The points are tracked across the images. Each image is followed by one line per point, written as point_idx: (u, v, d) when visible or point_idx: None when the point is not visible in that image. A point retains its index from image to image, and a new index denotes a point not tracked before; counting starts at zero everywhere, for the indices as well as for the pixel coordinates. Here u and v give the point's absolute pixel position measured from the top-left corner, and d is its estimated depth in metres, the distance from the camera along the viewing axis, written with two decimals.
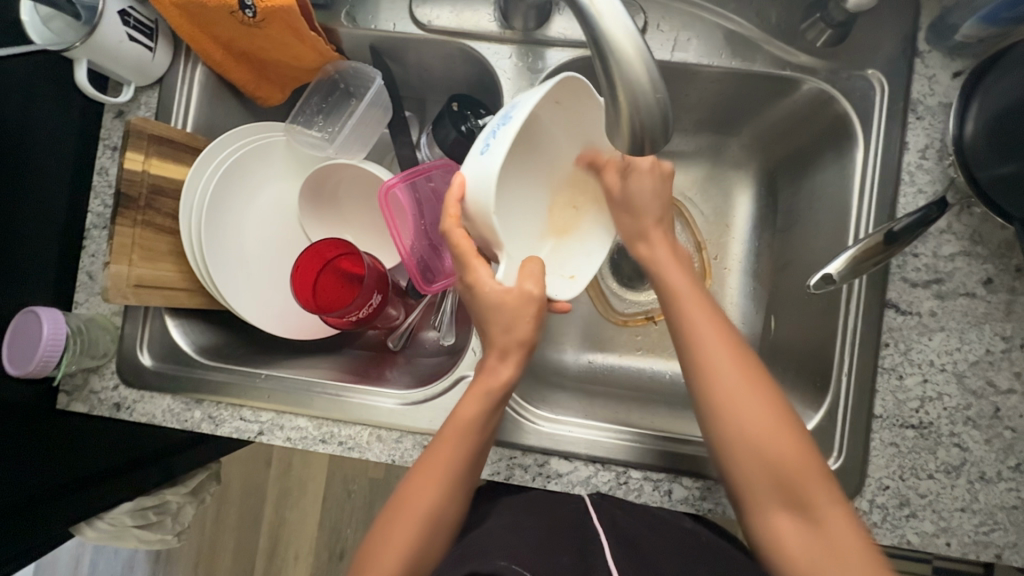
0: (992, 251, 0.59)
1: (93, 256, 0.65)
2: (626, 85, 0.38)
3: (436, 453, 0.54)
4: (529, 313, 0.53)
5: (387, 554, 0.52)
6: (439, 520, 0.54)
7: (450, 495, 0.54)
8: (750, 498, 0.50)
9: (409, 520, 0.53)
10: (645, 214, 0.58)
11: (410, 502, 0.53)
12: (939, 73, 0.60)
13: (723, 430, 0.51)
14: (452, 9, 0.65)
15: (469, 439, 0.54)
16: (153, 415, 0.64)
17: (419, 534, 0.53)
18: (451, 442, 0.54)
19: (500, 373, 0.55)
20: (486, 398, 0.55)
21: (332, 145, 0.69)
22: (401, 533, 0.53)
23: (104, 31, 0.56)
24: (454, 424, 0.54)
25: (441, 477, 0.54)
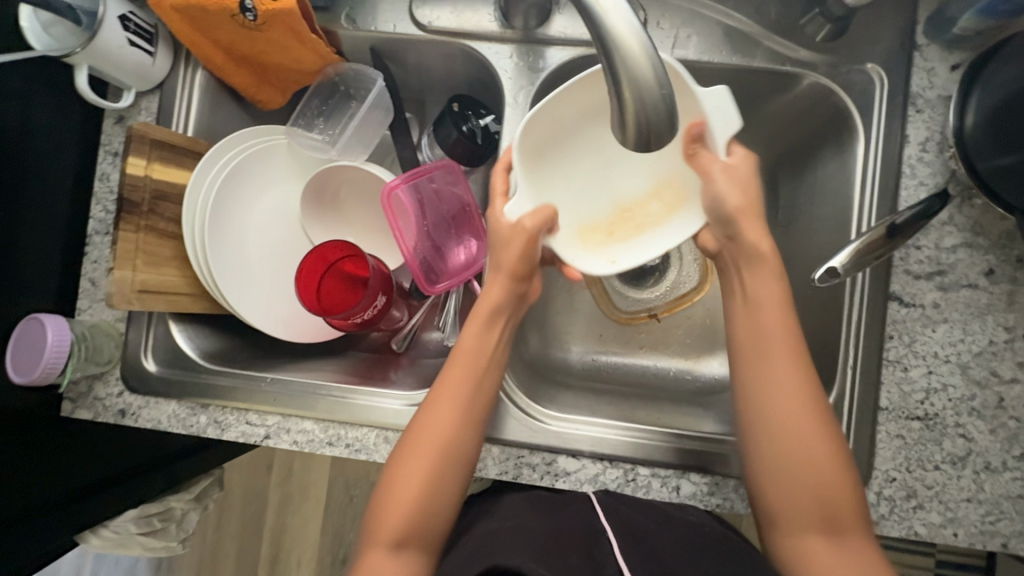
0: (993, 242, 0.59)
1: (96, 262, 0.65)
2: (632, 78, 0.38)
3: (446, 381, 0.57)
4: (518, 244, 0.55)
5: (404, 482, 0.54)
6: (454, 449, 0.55)
7: (463, 422, 0.55)
8: (774, 497, 0.51)
9: (423, 446, 0.54)
10: (726, 210, 0.53)
11: (424, 429, 0.55)
12: (938, 66, 0.60)
13: (749, 422, 0.53)
14: (452, 10, 0.65)
15: (474, 363, 0.57)
16: (158, 421, 0.64)
17: (434, 461, 0.54)
18: (460, 368, 0.57)
19: (497, 299, 0.58)
20: (489, 324, 0.58)
21: (335, 147, 0.69)
22: (417, 458, 0.54)
23: (105, 36, 0.56)
24: (461, 351, 0.57)
25: (454, 406, 0.55)
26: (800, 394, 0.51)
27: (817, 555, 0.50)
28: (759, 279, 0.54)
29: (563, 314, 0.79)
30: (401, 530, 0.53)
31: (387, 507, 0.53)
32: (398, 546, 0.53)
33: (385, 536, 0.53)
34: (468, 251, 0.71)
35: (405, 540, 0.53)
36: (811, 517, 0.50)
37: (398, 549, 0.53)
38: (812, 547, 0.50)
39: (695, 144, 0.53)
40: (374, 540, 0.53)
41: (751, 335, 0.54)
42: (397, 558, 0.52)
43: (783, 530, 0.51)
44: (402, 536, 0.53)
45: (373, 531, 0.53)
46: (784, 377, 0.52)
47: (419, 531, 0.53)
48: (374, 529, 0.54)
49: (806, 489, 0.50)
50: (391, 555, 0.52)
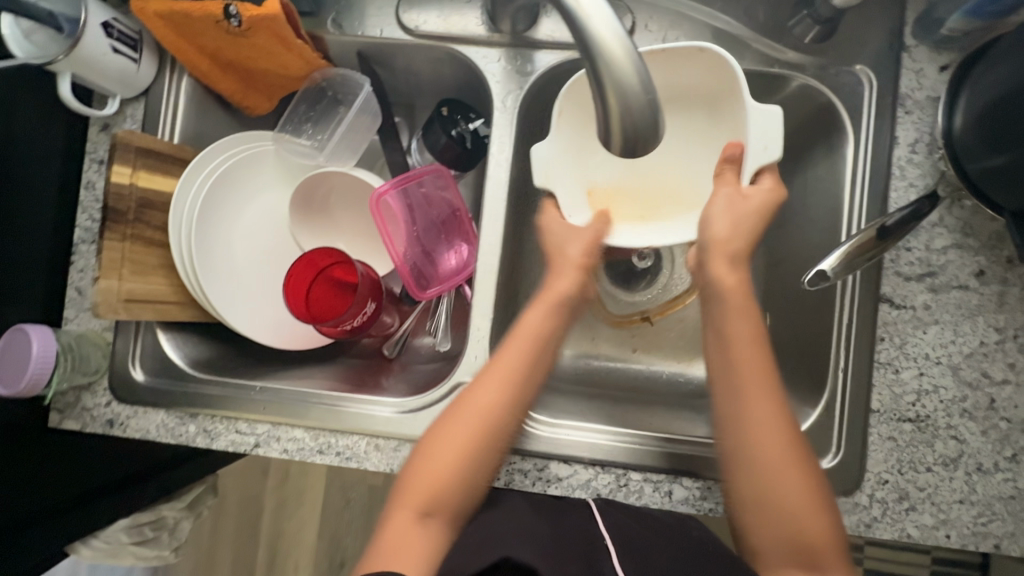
0: (983, 243, 0.59)
1: (82, 272, 0.64)
2: (616, 85, 0.38)
3: (499, 359, 0.57)
4: (587, 238, 0.59)
5: (445, 445, 0.55)
6: (497, 425, 0.55)
7: (511, 401, 0.56)
8: (754, 500, 0.51)
9: (468, 416, 0.55)
10: (707, 239, 0.55)
11: (471, 400, 0.56)
12: (926, 67, 0.60)
13: (731, 428, 0.52)
14: (439, 14, 0.65)
15: (533, 345, 0.58)
16: (146, 431, 0.63)
17: (477, 432, 0.55)
18: (514, 349, 0.57)
19: (563, 286, 0.59)
20: (547, 308, 0.59)
21: (323, 153, 0.69)
22: (462, 422, 0.55)
23: (86, 44, 0.55)
24: (517, 333, 0.58)
25: (505, 384, 0.56)
26: None
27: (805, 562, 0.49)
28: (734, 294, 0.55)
29: None
30: (432, 496, 0.53)
31: (421, 473, 0.54)
32: (426, 514, 0.53)
33: (415, 501, 0.53)
34: (459, 256, 0.71)
35: (434, 508, 0.53)
36: (800, 520, 0.50)
37: (425, 517, 0.53)
38: (788, 547, 0.50)
39: (727, 166, 0.55)
40: (402, 505, 0.54)
41: (743, 337, 0.53)
42: (423, 525, 0.53)
43: (761, 535, 0.51)
44: (432, 503, 0.53)
45: (403, 495, 0.54)
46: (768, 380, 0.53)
47: (449, 500, 0.54)
48: (404, 492, 0.54)
49: (796, 491, 0.50)
50: (417, 522, 0.53)
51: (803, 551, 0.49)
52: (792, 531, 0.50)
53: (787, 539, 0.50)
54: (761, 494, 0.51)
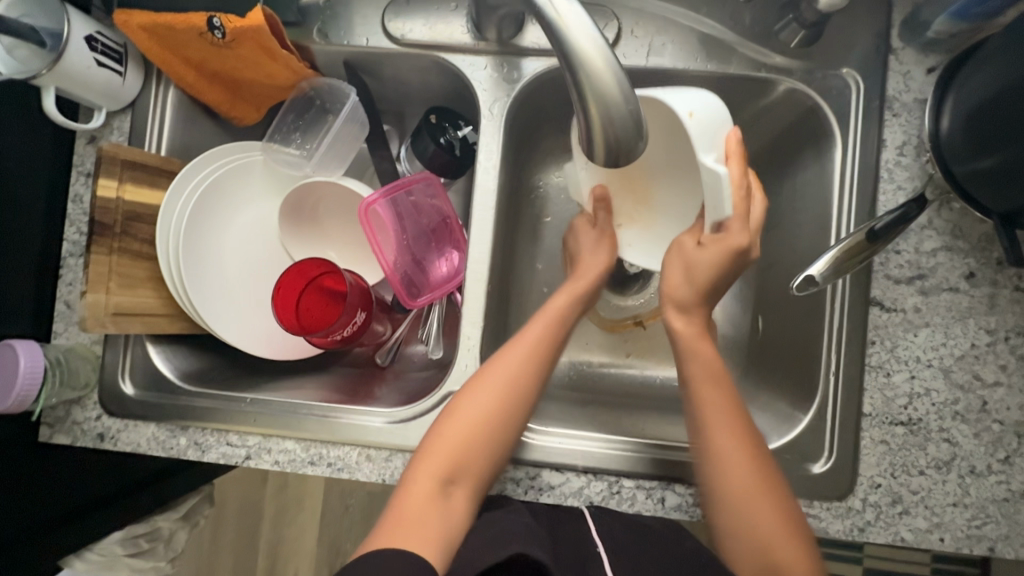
0: (973, 245, 0.59)
1: (71, 285, 0.64)
2: (597, 96, 0.38)
3: (526, 334, 0.59)
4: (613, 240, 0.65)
5: (471, 414, 0.55)
6: (524, 399, 0.56)
7: (537, 374, 0.57)
8: (737, 504, 0.51)
9: (495, 386, 0.56)
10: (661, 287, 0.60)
11: (498, 370, 0.57)
12: (913, 69, 0.60)
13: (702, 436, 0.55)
14: (425, 22, 0.65)
15: (562, 327, 0.61)
16: (137, 444, 0.63)
17: (504, 403, 0.55)
18: (541, 325, 0.60)
19: (588, 279, 0.63)
20: (571, 290, 0.62)
21: (311, 163, 0.69)
22: (488, 391, 0.56)
23: (71, 58, 0.55)
24: (543, 312, 0.61)
25: (533, 358, 0.58)
26: None
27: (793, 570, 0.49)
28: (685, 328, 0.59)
29: None
30: (456, 464, 0.53)
31: (446, 441, 0.54)
32: (449, 482, 0.52)
33: (439, 468, 0.53)
34: (450, 263, 0.71)
35: (457, 477, 0.52)
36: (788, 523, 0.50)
37: (448, 486, 0.52)
38: (760, 547, 0.50)
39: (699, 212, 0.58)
40: (423, 473, 0.52)
41: None
42: (446, 493, 0.52)
43: (753, 544, 0.51)
44: (455, 470, 0.52)
45: (425, 462, 0.53)
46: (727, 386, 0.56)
47: (473, 469, 0.53)
48: (426, 458, 0.53)
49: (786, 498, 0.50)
50: (440, 490, 0.52)
51: (774, 549, 0.50)
52: (765, 533, 0.50)
53: (757, 538, 0.50)
54: (729, 494, 0.52)
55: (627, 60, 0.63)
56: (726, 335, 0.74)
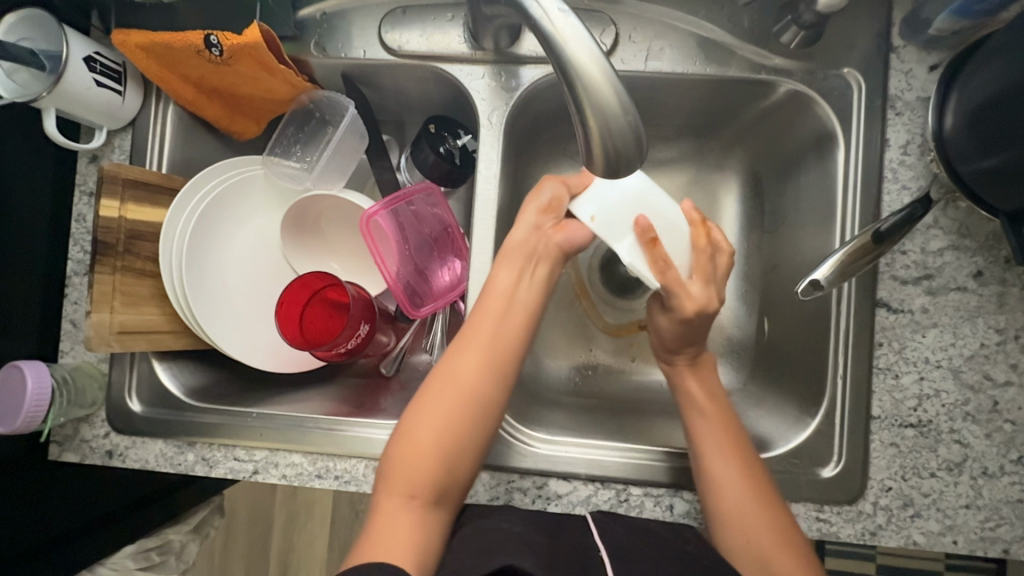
0: (980, 244, 0.58)
1: (76, 303, 0.65)
2: (594, 107, 0.38)
3: (471, 329, 0.57)
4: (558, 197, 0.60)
5: (418, 425, 0.54)
6: (470, 394, 0.54)
7: (488, 368, 0.55)
8: (737, 506, 0.52)
9: (445, 391, 0.55)
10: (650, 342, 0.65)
11: (447, 375, 0.55)
12: (915, 67, 0.59)
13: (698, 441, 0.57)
14: (422, 32, 0.65)
15: (501, 308, 0.58)
16: (145, 460, 0.63)
17: (454, 408, 0.54)
18: (486, 316, 0.57)
19: (519, 242, 0.60)
20: (517, 271, 0.59)
21: (311, 176, 0.68)
22: (434, 397, 0.54)
23: (70, 79, 0.55)
24: (487, 298, 0.58)
25: (480, 353, 0.56)
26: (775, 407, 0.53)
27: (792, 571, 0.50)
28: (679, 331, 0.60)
29: (550, 328, 0.78)
30: (416, 478, 0.52)
31: (403, 454, 0.53)
32: (410, 496, 0.51)
33: (399, 483, 0.52)
34: (452, 272, 0.70)
35: (418, 491, 0.52)
36: None
37: (410, 500, 0.51)
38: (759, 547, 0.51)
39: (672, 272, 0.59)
40: (387, 489, 0.52)
41: None
42: (409, 508, 0.51)
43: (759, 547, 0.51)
44: (413, 485, 0.52)
45: (386, 480, 0.53)
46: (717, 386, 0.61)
47: (434, 481, 0.52)
48: (387, 474, 0.53)
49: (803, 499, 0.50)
50: (403, 504, 0.51)
51: (773, 548, 0.51)
52: (757, 530, 0.51)
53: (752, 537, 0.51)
54: (733, 495, 0.53)
55: (626, 66, 0.63)
56: (732, 337, 0.74)
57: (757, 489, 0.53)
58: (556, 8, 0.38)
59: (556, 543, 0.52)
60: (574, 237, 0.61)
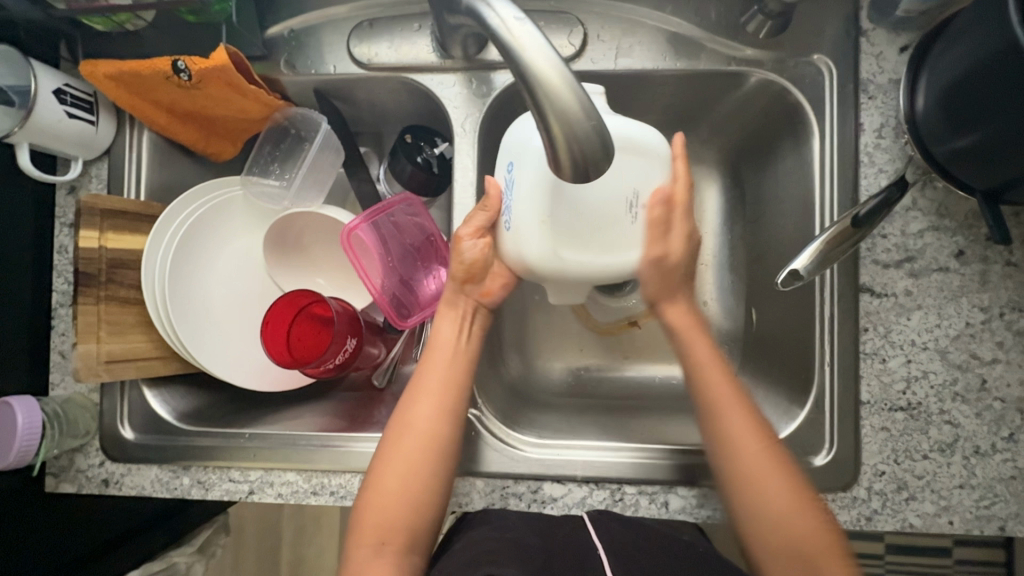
0: (960, 223, 0.58)
1: (64, 335, 0.65)
2: (557, 114, 0.37)
3: (424, 378, 0.58)
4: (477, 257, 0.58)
5: (382, 478, 0.54)
6: (431, 443, 0.55)
7: (445, 416, 0.56)
8: (758, 501, 0.51)
9: (405, 442, 0.55)
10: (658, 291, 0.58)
11: (404, 426, 0.56)
12: (885, 50, 0.59)
13: (718, 428, 0.54)
14: (391, 44, 0.64)
15: (450, 354, 0.59)
16: (142, 487, 0.64)
17: (416, 457, 0.55)
18: (437, 365, 0.58)
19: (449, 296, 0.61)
20: (457, 320, 0.60)
21: (290, 193, 0.69)
22: (395, 448, 0.55)
23: (41, 113, 0.56)
24: (435, 349, 0.59)
25: (436, 402, 0.57)
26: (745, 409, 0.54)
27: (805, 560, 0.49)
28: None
29: (540, 331, 0.78)
30: (386, 525, 0.53)
31: (371, 507, 0.54)
32: (381, 544, 0.53)
33: (370, 533, 0.53)
34: (438, 281, 0.71)
35: (389, 537, 0.53)
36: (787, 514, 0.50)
37: (382, 547, 0.53)
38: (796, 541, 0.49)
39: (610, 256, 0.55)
40: (358, 541, 0.53)
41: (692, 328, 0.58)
42: (381, 555, 0.53)
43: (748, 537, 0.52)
44: (385, 533, 0.53)
45: (356, 529, 0.54)
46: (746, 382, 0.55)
47: (404, 525, 0.53)
48: (358, 527, 0.54)
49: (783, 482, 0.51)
50: (375, 552, 0.52)
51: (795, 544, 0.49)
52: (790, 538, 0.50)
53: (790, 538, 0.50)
54: (753, 483, 0.51)
55: (596, 65, 0.62)
56: (721, 328, 0.74)
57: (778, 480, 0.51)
58: (514, 17, 0.39)
59: (549, 546, 0.52)
60: (499, 293, 0.61)
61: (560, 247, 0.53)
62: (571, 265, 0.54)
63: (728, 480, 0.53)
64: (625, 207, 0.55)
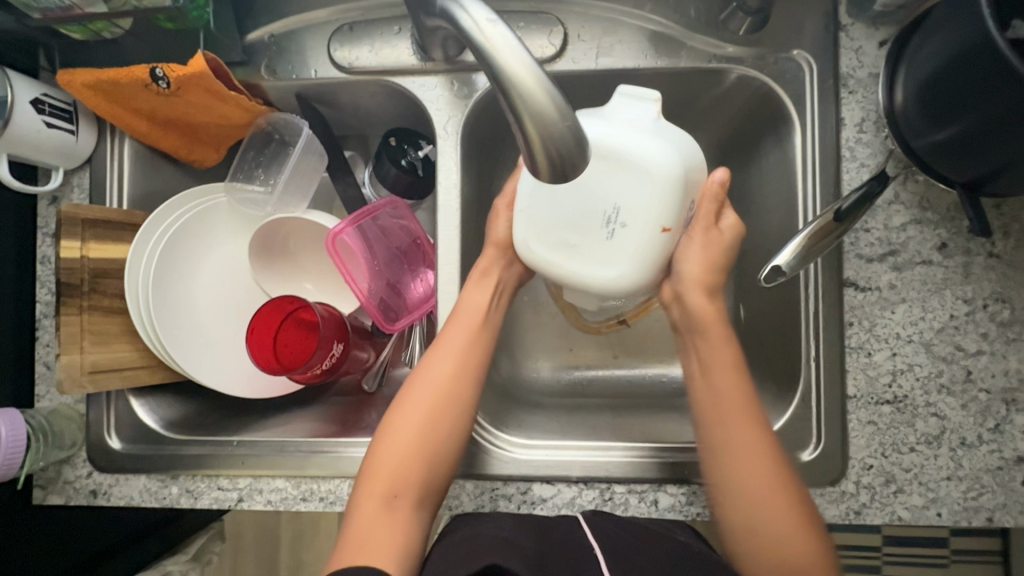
0: (942, 216, 0.58)
1: (48, 346, 0.65)
2: (532, 115, 0.37)
3: (448, 342, 0.59)
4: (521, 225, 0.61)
5: (399, 429, 0.56)
6: (450, 400, 0.57)
7: (463, 376, 0.58)
8: (739, 492, 0.52)
9: (424, 399, 0.57)
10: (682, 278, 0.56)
11: (423, 382, 0.58)
12: (865, 44, 0.59)
13: (705, 412, 0.55)
14: (371, 48, 0.64)
15: (478, 320, 0.60)
16: (130, 497, 0.63)
17: (433, 411, 0.56)
18: (461, 329, 0.59)
19: (490, 262, 0.62)
20: (486, 289, 0.61)
21: (274, 199, 0.68)
22: (414, 403, 0.57)
23: (18, 123, 0.55)
24: (461, 314, 0.60)
25: (455, 361, 0.58)
26: (739, 402, 0.54)
27: (792, 550, 0.50)
28: (702, 318, 0.56)
29: (530, 331, 0.78)
30: (398, 478, 0.54)
31: (384, 459, 0.55)
32: (391, 497, 0.53)
33: (381, 485, 0.54)
34: (425, 283, 0.71)
35: (400, 490, 0.54)
36: (773, 504, 0.51)
37: (392, 500, 0.53)
38: (776, 532, 0.50)
39: (602, 260, 0.53)
40: (368, 491, 0.54)
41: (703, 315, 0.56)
42: (391, 508, 0.53)
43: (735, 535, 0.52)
44: (397, 486, 0.54)
45: (367, 482, 0.54)
46: (735, 381, 0.55)
47: (416, 479, 0.54)
48: (369, 478, 0.54)
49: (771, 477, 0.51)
50: (386, 503, 0.53)
51: (785, 536, 0.50)
52: (775, 532, 0.50)
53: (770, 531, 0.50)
54: (744, 476, 0.52)
55: (577, 65, 0.62)
56: None
57: (767, 474, 0.52)
58: (486, 19, 0.39)
59: (543, 547, 0.51)
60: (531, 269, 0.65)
61: (551, 245, 0.55)
62: (556, 262, 0.55)
63: (729, 474, 0.53)
64: (601, 222, 0.52)
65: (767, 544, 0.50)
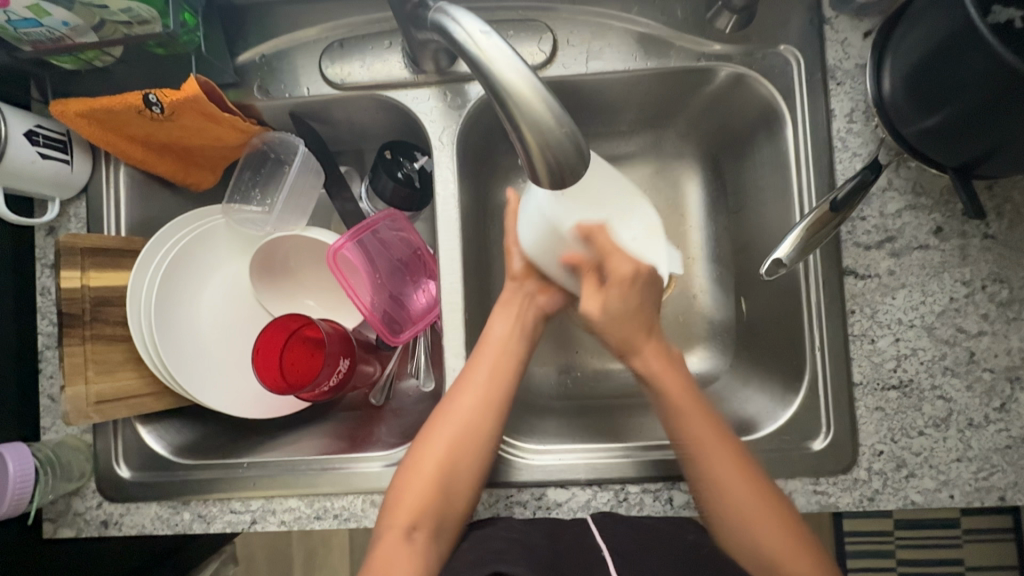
0: (936, 200, 0.59)
1: (51, 377, 0.64)
2: (530, 124, 0.38)
3: (475, 372, 0.59)
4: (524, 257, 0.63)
5: (422, 462, 0.56)
6: (473, 434, 0.57)
7: (487, 408, 0.58)
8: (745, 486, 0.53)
9: (447, 430, 0.57)
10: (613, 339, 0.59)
11: (448, 414, 0.58)
12: (850, 36, 0.60)
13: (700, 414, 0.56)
14: (362, 63, 0.65)
15: (508, 351, 0.61)
16: (142, 525, 0.63)
17: (456, 444, 0.56)
18: (489, 360, 0.60)
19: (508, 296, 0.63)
20: (509, 320, 0.62)
21: (272, 218, 0.68)
22: (439, 435, 0.57)
23: (12, 154, 0.55)
24: (487, 345, 0.60)
25: (481, 392, 0.58)
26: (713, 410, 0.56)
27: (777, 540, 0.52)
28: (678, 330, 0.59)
29: None
30: (419, 510, 0.54)
31: (406, 491, 0.55)
32: (411, 530, 0.54)
33: (401, 517, 0.54)
34: (428, 294, 0.70)
35: (419, 523, 0.54)
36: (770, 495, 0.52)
37: (412, 533, 0.54)
38: (766, 526, 0.52)
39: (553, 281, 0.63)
40: (389, 522, 0.54)
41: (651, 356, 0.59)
42: (411, 541, 0.53)
43: (745, 529, 0.53)
44: (418, 518, 0.54)
45: (388, 513, 0.55)
46: None
47: (435, 512, 0.55)
48: (390, 509, 0.54)
49: None
50: (405, 536, 0.53)
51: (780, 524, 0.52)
52: (768, 523, 0.52)
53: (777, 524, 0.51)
54: (737, 474, 0.53)
55: (568, 70, 0.63)
56: (714, 321, 0.74)
57: None
58: (480, 31, 0.40)
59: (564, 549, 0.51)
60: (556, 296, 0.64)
61: None
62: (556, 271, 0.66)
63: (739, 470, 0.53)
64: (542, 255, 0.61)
65: (767, 539, 0.52)
